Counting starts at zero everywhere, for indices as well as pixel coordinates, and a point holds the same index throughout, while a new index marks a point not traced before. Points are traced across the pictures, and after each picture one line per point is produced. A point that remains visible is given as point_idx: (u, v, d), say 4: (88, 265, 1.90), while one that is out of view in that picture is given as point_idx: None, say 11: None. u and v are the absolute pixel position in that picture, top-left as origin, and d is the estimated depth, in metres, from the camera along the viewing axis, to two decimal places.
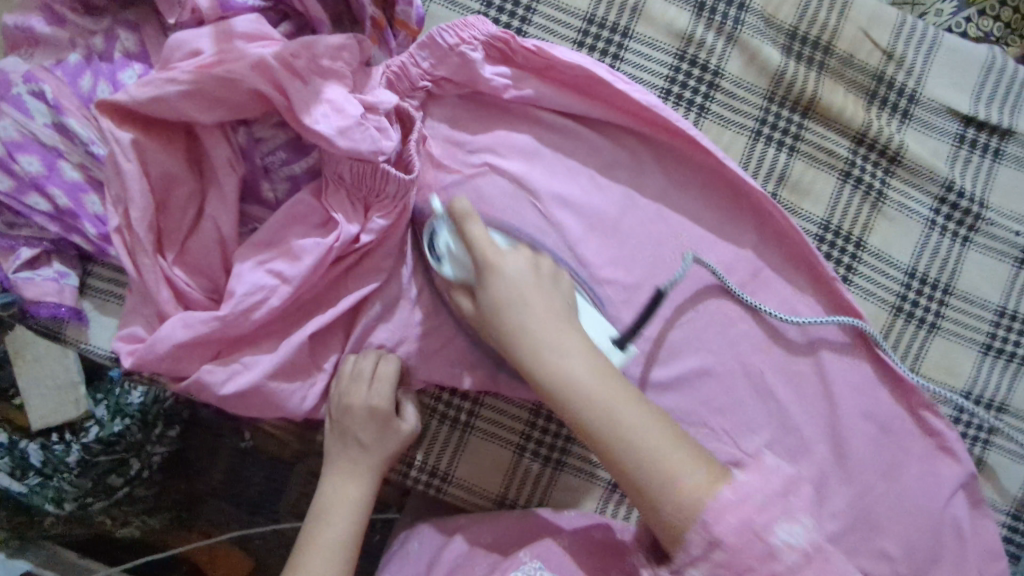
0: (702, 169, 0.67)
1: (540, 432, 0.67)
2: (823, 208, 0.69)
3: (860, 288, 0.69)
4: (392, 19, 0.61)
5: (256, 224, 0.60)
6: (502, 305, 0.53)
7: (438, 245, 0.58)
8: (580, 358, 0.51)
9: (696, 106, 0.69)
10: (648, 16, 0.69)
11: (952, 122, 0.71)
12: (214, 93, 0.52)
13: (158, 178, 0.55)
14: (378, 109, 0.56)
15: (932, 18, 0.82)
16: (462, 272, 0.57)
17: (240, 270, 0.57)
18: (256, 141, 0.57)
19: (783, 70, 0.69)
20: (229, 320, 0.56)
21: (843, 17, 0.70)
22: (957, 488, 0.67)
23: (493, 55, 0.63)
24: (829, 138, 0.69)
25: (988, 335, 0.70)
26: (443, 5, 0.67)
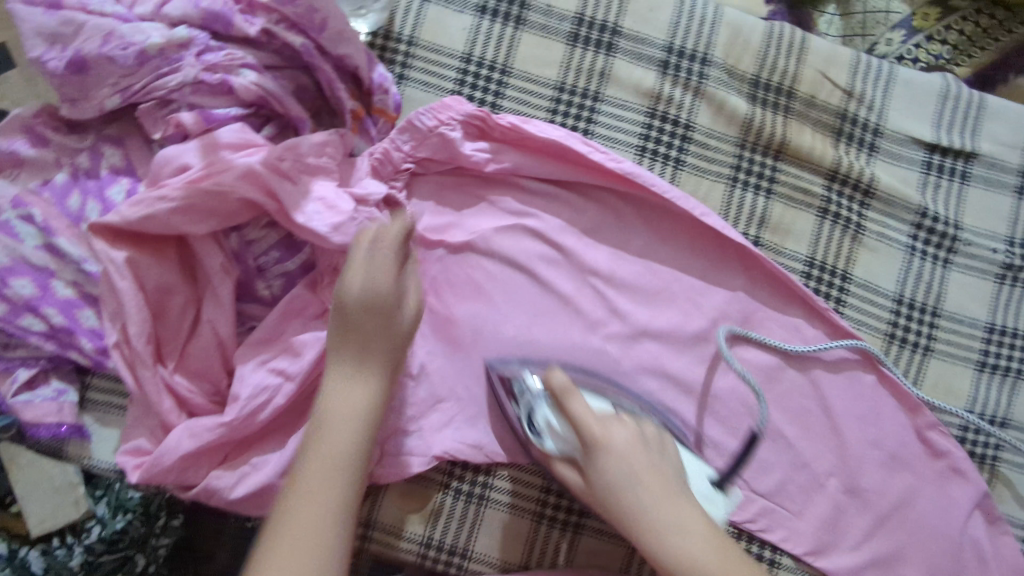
0: (679, 219, 0.68)
1: (556, 496, 0.66)
2: (806, 246, 0.71)
3: (852, 320, 0.70)
4: (369, 106, 0.63)
5: (254, 321, 0.60)
6: (607, 474, 0.51)
7: (537, 420, 0.57)
8: (692, 533, 0.48)
9: (672, 159, 0.71)
10: (615, 77, 0.71)
11: (917, 151, 0.73)
12: (202, 206, 0.53)
13: (154, 291, 0.55)
14: (369, 200, 0.58)
15: (883, 48, 0.86)
16: (565, 446, 0.55)
17: (244, 372, 0.57)
18: (248, 244, 0.58)
19: (750, 118, 0.71)
20: (235, 424, 0.55)
21: (802, 60, 0.73)
22: (972, 508, 0.67)
23: (471, 131, 0.65)
24: (803, 177, 0.71)
25: (981, 352, 0.71)
26: (417, 88, 0.70)
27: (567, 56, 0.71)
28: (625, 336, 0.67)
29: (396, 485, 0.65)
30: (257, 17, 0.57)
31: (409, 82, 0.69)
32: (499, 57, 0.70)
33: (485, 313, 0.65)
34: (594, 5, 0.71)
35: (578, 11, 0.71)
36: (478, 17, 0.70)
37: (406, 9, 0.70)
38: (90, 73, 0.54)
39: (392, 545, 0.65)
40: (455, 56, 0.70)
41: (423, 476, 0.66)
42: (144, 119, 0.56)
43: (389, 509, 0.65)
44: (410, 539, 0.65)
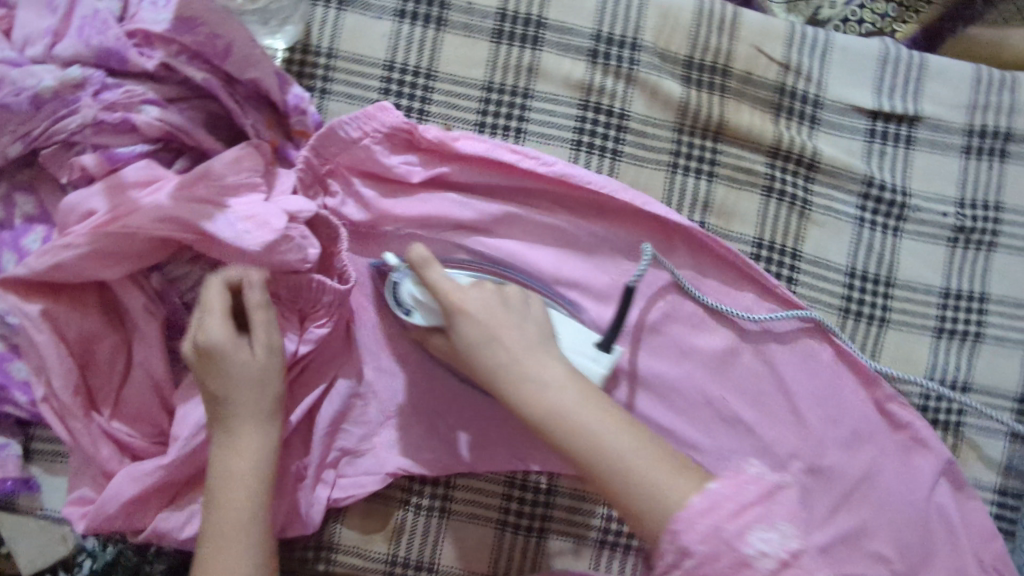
0: (616, 213, 0.67)
1: (518, 503, 0.66)
2: (752, 227, 0.70)
3: (804, 297, 0.70)
4: (289, 131, 0.63)
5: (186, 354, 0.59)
6: (472, 312, 0.54)
7: (403, 296, 0.59)
8: (558, 371, 0.52)
9: (609, 150, 0.70)
10: (544, 73, 0.70)
11: (859, 118, 0.72)
12: (114, 250, 0.54)
13: (77, 339, 0.56)
14: (298, 218, 0.58)
15: (828, 10, 0.83)
16: (431, 316, 0.58)
17: (185, 412, 0.57)
18: (171, 282, 0.58)
19: (686, 100, 0.71)
20: (173, 466, 0.56)
21: (733, 36, 0.71)
22: (938, 477, 0.66)
23: (399, 144, 0.64)
24: (744, 155, 0.71)
25: (939, 317, 0.70)
26: (340, 100, 0.69)
27: (495, 52, 0.70)
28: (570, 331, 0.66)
29: (358, 505, 0.65)
30: (155, 49, 0.57)
31: (332, 96, 0.69)
32: (422, 61, 0.69)
33: None
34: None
35: (499, 6, 0.70)
36: (397, 21, 0.69)
37: (322, 22, 0.69)
38: None
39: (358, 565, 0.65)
40: (376, 65, 0.69)
41: (381, 492, 0.65)
42: (48, 164, 0.56)
43: (352, 526, 0.65)
44: (373, 559, 0.65)
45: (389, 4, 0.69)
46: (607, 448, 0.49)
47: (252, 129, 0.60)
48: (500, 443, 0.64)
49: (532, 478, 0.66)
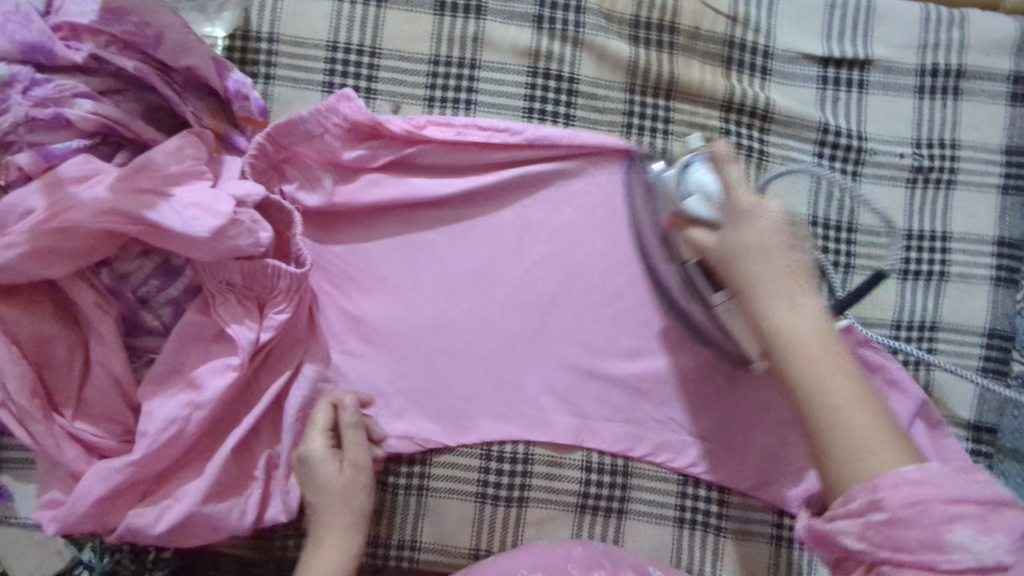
0: (601, 164, 0.68)
1: (496, 475, 0.66)
2: (805, 203, 0.70)
3: (865, 271, 0.70)
4: (235, 118, 0.62)
5: (151, 353, 0.60)
6: (751, 259, 0.51)
7: (692, 178, 0.56)
8: (805, 319, 0.50)
9: (660, 131, 0.69)
10: (588, 45, 0.68)
11: (908, 76, 0.71)
12: (56, 248, 0.52)
13: (32, 343, 0.56)
14: (247, 202, 0.57)
15: None
16: (715, 210, 0.53)
17: (153, 407, 0.58)
18: (123, 277, 0.57)
19: (731, 92, 0.69)
20: (142, 461, 0.57)
21: (775, 13, 0.70)
22: (914, 416, 0.66)
23: (360, 135, 0.64)
24: (790, 146, 0.70)
25: (994, 268, 0.70)
26: (287, 85, 0.67)
27: (534, 41, 0.68)
28: (486, 305, 0.66)
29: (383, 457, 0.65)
30: (82, 42, 0.55)
31: (276, 82, 0.67)
32: (466, 53, 0.68)
33: (392, 308, 0.66)
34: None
35: None
36: (438, 14, 0.68)
37: (260, 6, 0.67)
38: None
39: (407, 515, 0.66)
40: (320, 46, 0.68)
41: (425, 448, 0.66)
42: None
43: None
44: None
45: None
46: (835, 431, 0.46)
47: (194, 116, 0.58)
48: (534, 436, 0.66)
49: (508, 451, 0.66)
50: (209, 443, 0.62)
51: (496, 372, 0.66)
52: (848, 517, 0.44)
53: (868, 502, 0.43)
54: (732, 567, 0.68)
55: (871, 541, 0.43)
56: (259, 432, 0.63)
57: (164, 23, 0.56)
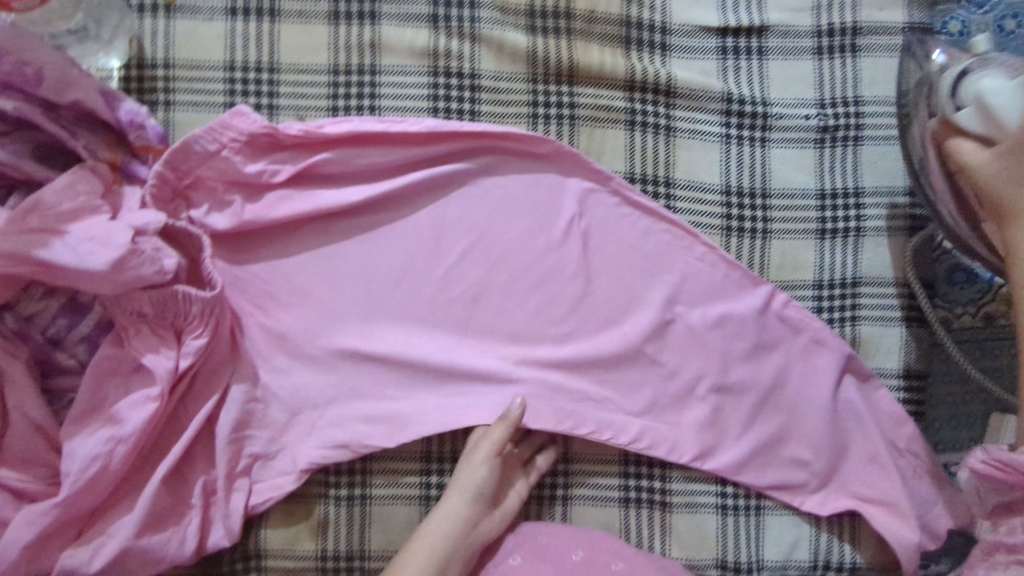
0: (512, 154, 0.68)
1: (436, 476, 0.66)
2: (718, 175, 0.70)
3: (782, 234, 0.71)
4: (133, 148, 0.61)
5: (70, 392, 0.60)
6: (1000, 166, 0.55)
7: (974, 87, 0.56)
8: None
9: (566, 117, 0.69)
10: (486, 40, 0.69)
11: (805, 39, 0.72)
12: None
13: None
14: (148, 230, 0.57)
15: None
16: (986, 123, 0.56)
17: (74, 445, 0.57)
18: (28, 320, 0.57)
19: (632, 72, 0.70)
20: (70, 500, 0.57)
21: None
22: (841, 373, 0.67)
23: (261, 145, 0.63)
24: (697, 119, 0.71)
25: (909, 219, 0.71)
26: (186, 109, 0.66)
27: (430, 41, 0.68)
28: (410, 307, 0.66)
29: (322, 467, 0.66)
30: None
31: (176, 107, 0.67)
32: (364, 59, 0.68)
33: (316, 320, 0.66)
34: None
35: None
36: (331, 24, 0.68)
37: (152, 33, 0.67)
38: None
39: (351, 526, 0.66)
40: (217, 68, 0.67)
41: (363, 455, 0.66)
42: None
43: (277, 533, 0.66)
44: (303, 558, 0.66)
45: (217, 3, 0.67)
46: None
47: (85, 150, 0.58)
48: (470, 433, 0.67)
49: (446, 450, 0.67)
50: (139, 474, 0.61)
51: (425, 375, 0.66)
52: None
53: None
54: (680, 543, 0.68)
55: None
56: (190, 459, 0.63)
57: (44, 59, 0.55)
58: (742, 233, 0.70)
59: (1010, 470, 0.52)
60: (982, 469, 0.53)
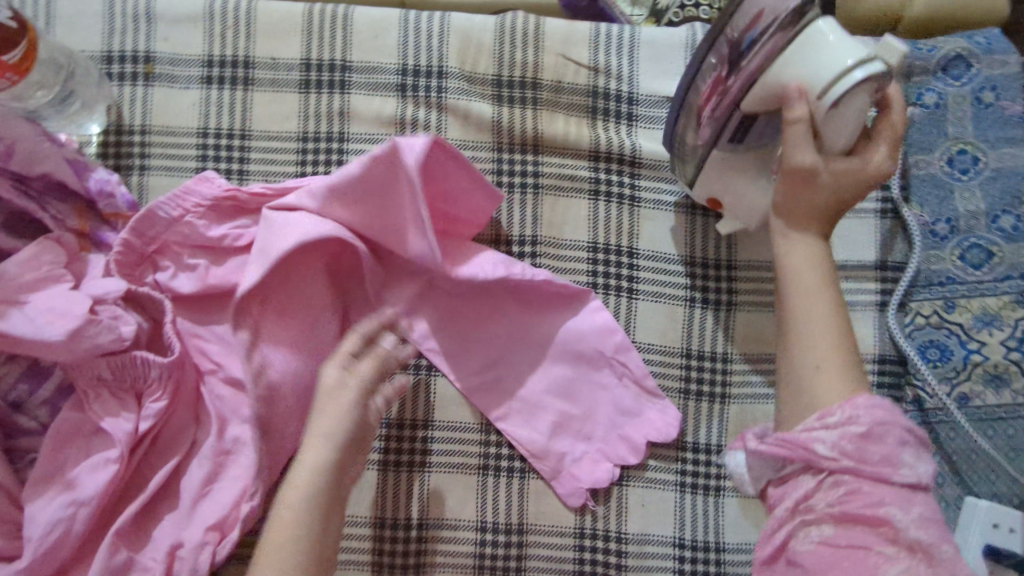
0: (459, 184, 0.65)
1: (391, 543, 0.66)
2: (683, 246, 0.70)
3: (747, 306, 0.70)
4: (103, 216, 0.63)
5: (30, 454, 0.60)
6: (812, 186, 0.53)
7: (836, 89, 0.48)
8: (808, 249, 0.54)
9: (530, 185, 0.70)
10: (453, 109, 0.70)
11: None
12: None
13: None
14: (107, 298, 0.58)
15: None
16: (828, 125, 0.50)
17: (33, 511, 0.57)
18: None
19: (596, 141, 0.70)
20: (31, 567, 0.56)
21: (635, 59, 0.72)
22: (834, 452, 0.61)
23: (225, 209, 0.65)
24: (662, 188, 0.71)
25: (878, 292, 0.73)
26: (160, 175, 0.69)
27: (398, 110, 0.70)
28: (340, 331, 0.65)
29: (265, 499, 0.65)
30: None
31: (151, 172, 0.69)
32: (333, 127, 0.70)
33: None
34: (317, 46, 0.70)
35: (399, 61, 0.70)
36: (303, 92, 0.70)
37: (131, 100, 0.69)
38: None
39: None
40: (191, 134, 0.69)
41: None
42: None
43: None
44: None
45: (194, 72, 0.70)
46: (805, 368, 0.52)
47: (54, 221, 0.61)
48: (427, 501, 0.67)
49: (401, 518, 0.66)
50: (101, 537, 0.60)
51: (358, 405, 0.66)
52: (825, 428, 0.48)
53: (847, 418, 0.48)
54: None
55: (842, 450, 0.47)
56: (155, 520, 0.62)
57: (16, 134, 0.58)
58: (709, 303, 0.70)
59: (784, 446, 0.49)
60: (759, 448, 0.51)
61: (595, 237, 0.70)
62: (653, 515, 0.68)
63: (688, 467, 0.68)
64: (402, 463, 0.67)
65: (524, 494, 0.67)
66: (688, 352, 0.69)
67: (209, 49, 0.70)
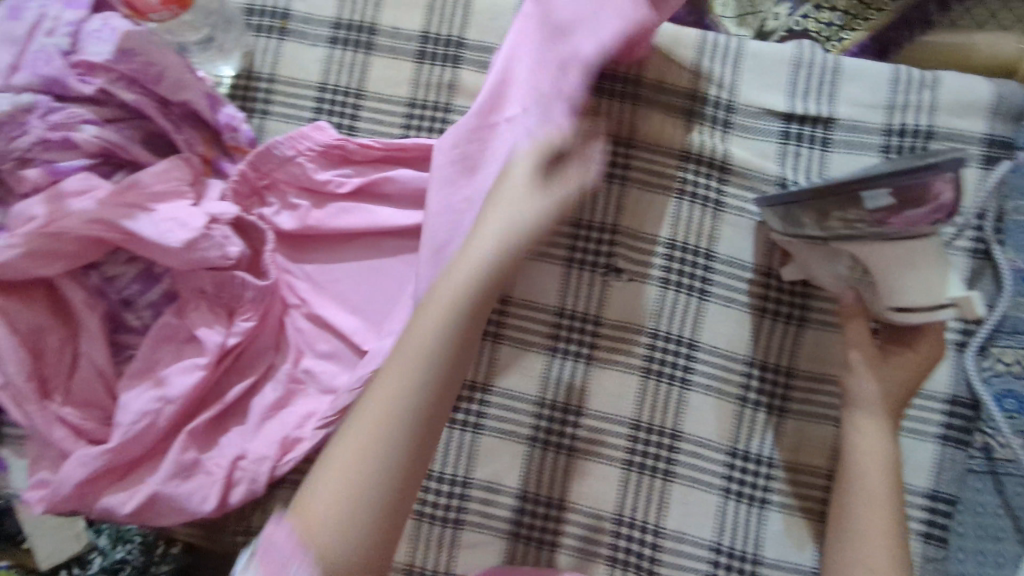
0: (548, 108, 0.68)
1: (435, 494, 0.69)
2: (760, 257, 0.71)
3: (817, 324, 0.70)
4: (225, 147, 0.70)
5: (129, 349, 0.66)
6: (880, 380, 0.64)
7: (910, 311, 0.60)
8: (878, 447, 0.63)
9: (618, 176, 0.72)
10: None
11: (873, 134, 0.72)
12: (53, 250, 0.60)
13: (28, 333, 0.62)
14: (220, 219, 0.64)
15: (770, 23, 0.86)
16: (914, 314, 0.60)
17: (126, 400, 0.63)
18: (109, 280, 0.65)
19: (690, 141, 0.72)
20: (118, 449, 0.61)
21: (738, 69, 0.73)
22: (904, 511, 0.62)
23: (332, 157, 0.71)
24: (747, 197, 0.71)
25: (958, 331, 0.69)
26: (278, 120, 0.75)
27: None
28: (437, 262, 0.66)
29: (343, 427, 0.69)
30: (94, 76, 0.63)
31: (271, 117, 0.75)
32: (440, 97, 0.74)
33: (352, 322, 0.70)
34: (437, 20, 0.75)
35: None
36: (418, 61, 0.75)
37: (264, 50, 0.76)
38: None
39: None
40: (312, 87, 0.75)
41: None
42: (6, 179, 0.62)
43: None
44: None
45: (323, 32, 0.76)
46: (858, 548, 0.60)
47: (185, 143, 0.67)
48: (475, 463, 0.69)
49: (448, 473, 0.69)
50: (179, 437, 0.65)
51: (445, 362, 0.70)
52: None
53: None
54: None
55: None
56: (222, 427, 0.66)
57: (166, 62, 0.63)
58: (779, 315, 0.70)
59: None
60: None
61: (674, 232, 0.71)
62: (694, 516, 0.68)
63: (736, 474, 0.68)
64: (457, 421, 0.69)
65: (569, 472, 0.68)
66: (752, 362, 0.69)
67: (339, 14, 0.76)
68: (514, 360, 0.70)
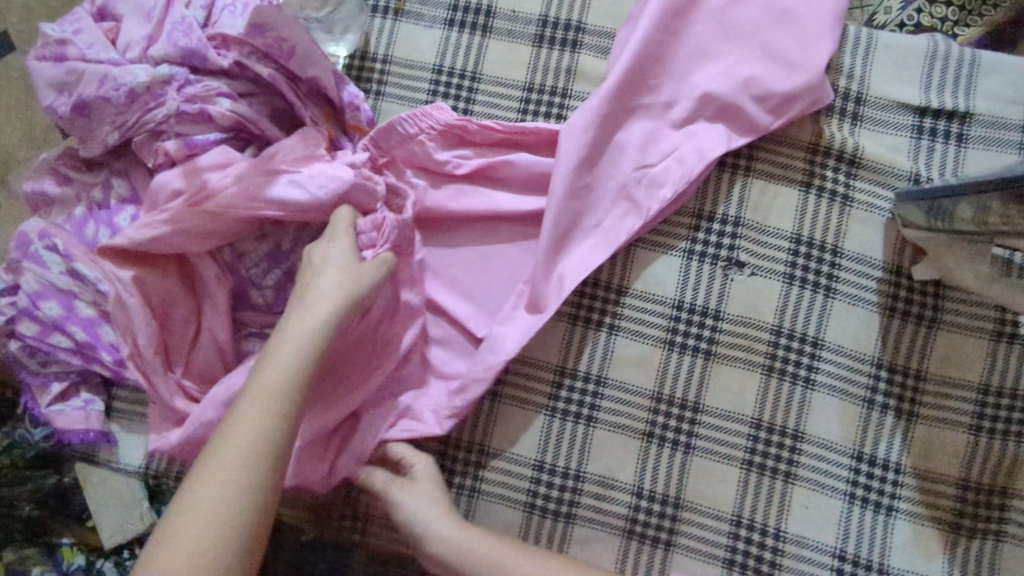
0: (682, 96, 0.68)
1: (547, 488, 0.67)
2: (890, 255, 0.68)
3: (948, 326, 0.67)
4: (345, 126, 0.69)
5: (250, 327, 0.65)
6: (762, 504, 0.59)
7: None
8: None
9: (741, 167, 0.70)
10: None
11: (1012, 131, 0.69)
12: (190, 224, 0.60)
13: (159, 303, 0.63)
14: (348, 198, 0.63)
15: (881, 17, 0.83)
16: None
17: None
18: (238, 257, 0.64)
19: (818, 133, 0.70)
20: None
21: (869, 60, 0.71)
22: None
23: (452, 139, 0.70)
24: (878, 192, 0.69)
25: None
26: (393, 102, 0.74)
27: None
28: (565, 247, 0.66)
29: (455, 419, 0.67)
30: (230, 50, 0.63)
31: (385, 97, 0.74)
32: (558, 82, 0.73)
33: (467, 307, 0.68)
34: (556, 5, 0.74)
35: None
36: (536, 45, 0.73)
37: (379, 31, 0.75)
38: (92, 116, 0.61)
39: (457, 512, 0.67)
40: (427, 69, 0.74)
41: (480, 449, 0.68)
42: (138, 150, 0.62)
43: None
44: None
45: (438, 13, 0.75)
46: None
47: (311, 122, 0.66)
48: (588, 457, 0.67)
49: (560, 466, 0.67)
50: None
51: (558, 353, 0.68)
52: None
53: None
54: None
55: None
56: None
57: (297, 38, 0.62)
58: (910, 315, 0.67)
59: None
60: None
61: (799, 226, 0.69)
62: (816, 521, 0.65)
63: (862, 478, 0.66)
64: (570, 413, 0.67)
65: (686, 471, 0.66)
66: (880, 363, 0.67)
67: None
68: (630, 354, 0.68)
